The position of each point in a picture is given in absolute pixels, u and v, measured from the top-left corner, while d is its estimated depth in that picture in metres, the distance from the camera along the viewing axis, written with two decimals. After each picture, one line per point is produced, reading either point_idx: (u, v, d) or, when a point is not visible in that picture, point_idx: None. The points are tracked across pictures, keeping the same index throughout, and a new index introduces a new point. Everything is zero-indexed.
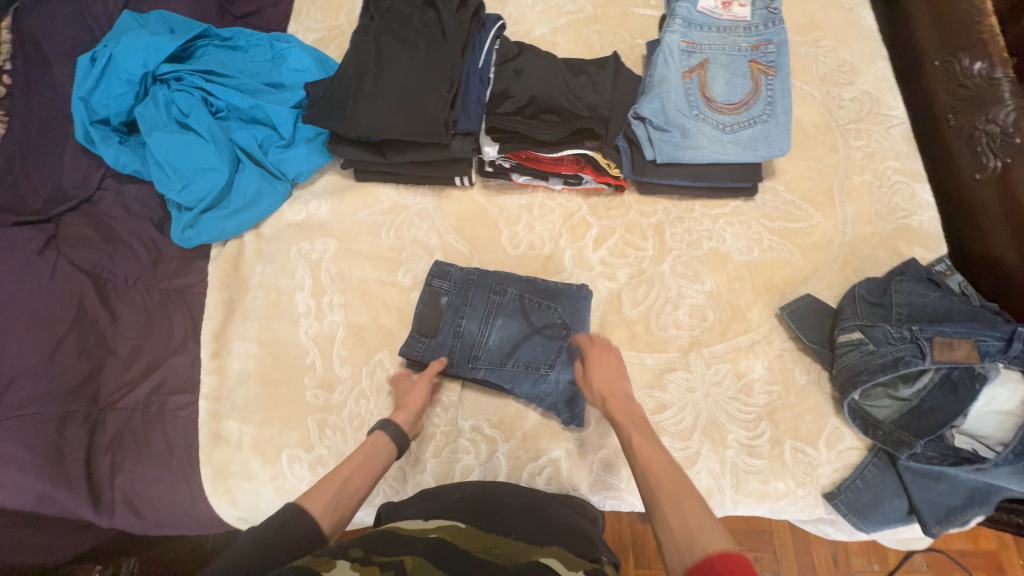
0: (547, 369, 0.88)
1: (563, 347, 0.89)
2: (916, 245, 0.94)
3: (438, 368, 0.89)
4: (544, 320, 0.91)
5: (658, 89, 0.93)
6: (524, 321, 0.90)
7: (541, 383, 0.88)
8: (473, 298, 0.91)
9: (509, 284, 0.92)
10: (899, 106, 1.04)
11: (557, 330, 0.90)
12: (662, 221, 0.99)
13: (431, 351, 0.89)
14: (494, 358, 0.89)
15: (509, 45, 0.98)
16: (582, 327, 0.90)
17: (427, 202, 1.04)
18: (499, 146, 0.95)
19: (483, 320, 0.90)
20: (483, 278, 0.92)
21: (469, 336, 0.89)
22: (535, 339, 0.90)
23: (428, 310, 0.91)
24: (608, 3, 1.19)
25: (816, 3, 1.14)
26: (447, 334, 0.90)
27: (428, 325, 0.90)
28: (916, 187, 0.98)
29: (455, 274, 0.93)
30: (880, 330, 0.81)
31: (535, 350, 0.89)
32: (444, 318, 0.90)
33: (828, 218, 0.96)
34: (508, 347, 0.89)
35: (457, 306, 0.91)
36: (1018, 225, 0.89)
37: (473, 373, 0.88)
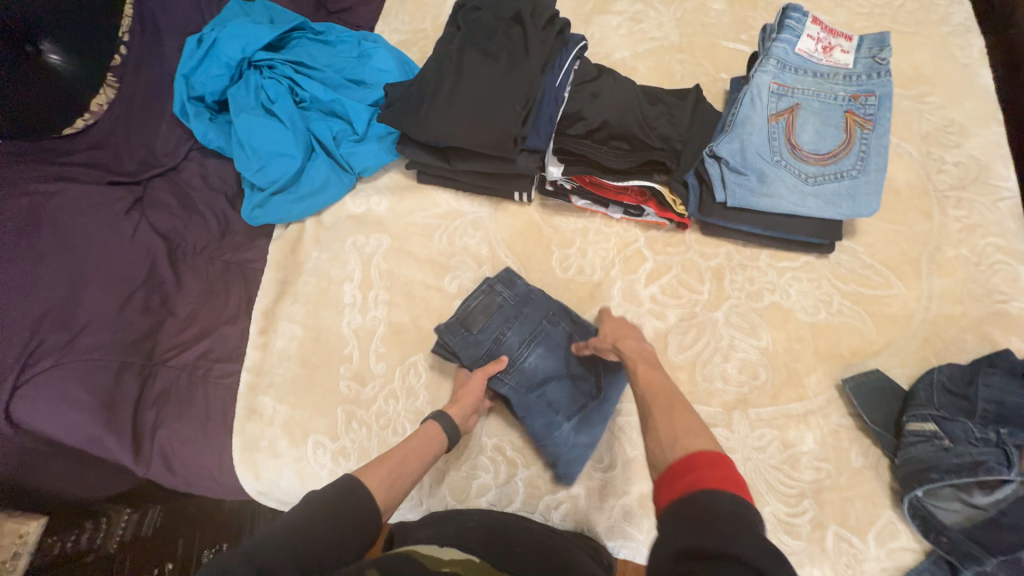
0: (566, 417, 0.84)
1: (590, 404, 0.85)
2: (1012, 334, 0.84)
3: (465, 363, 0.86)
4: (581, 370, 0.88)
5: (740, 129, 0.89)
6: (563, 360, 0.88)
7: (553, 428, 0.84)
8: (526, 316, 0.89)
9: (563, 317, 0.90)
10: (1011, 178, 0.94)
11: (590, 385, 0.86)
12: (722, 266, 0.94)
13: (465, 343, 0.87)
14: (522, 380, 0.86)
15: (589, 67, 0.97)
16: (614, 395, 0.86)
17: (483, 213, 1.04)
18: (565, 168, 0.94)
19: (526, 341, 0.88)
20: (541, 301, 0.90)
21: (507, 349, 0.87)
22: (565, 385, 0.86)
23: (479, 304, 0.90)
24: (696, 33, 1.15)
25: (927, 56, 1.05)
26: (487, 336, 0.88)
27: (473, 320, 0.89)
28: (1020, 270, 0.87)
29: (517, 285, 0.91)
30: (959, 426, 0.73)
31: (560, 394, 0.86)
32: (491, 319, 0.89)
33: (911, 290, 0.88)
34: (536, 377, 0.86)
35: (508, 314, 0.89)
36: None
37: (493, 386, 0.85)
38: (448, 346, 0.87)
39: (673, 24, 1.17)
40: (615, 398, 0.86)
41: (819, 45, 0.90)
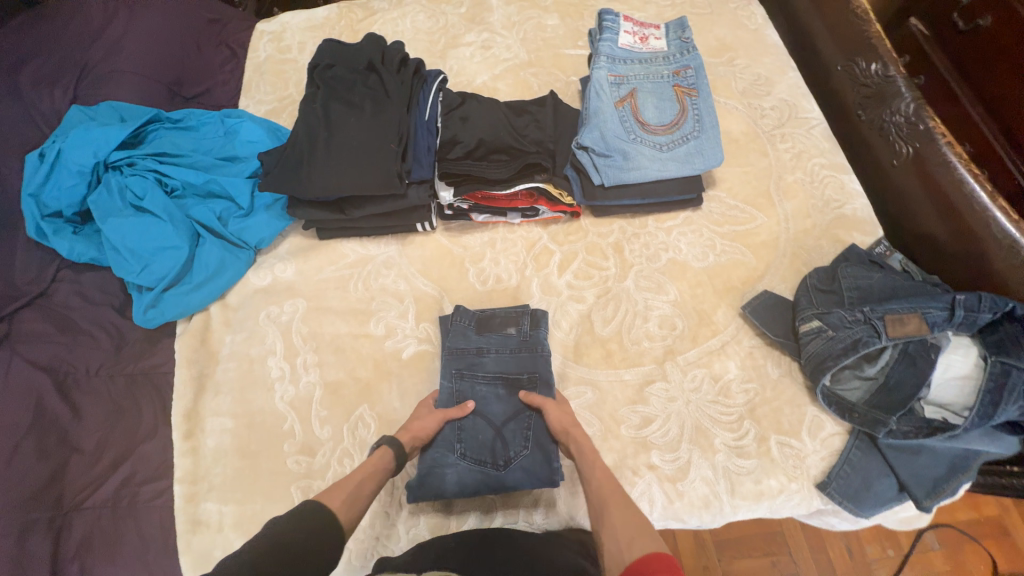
0: (466, 451, 0.85)
1: (488, 467, 0.85)
2: (854, 231, 1.00)
3: (445, 346, 0.92)
4: (511, 439, 0.86)
5: (595, 119, 1.00)
6: (509, 416, 0.88)
7: (449, 451, 0.85)
8: (517, 358, 0.91)
9: (540, 387, 0.89)
10: (814, 109, 1.14)
11: (502, 455, 0.85)
12: (620, 240, 1.04)
13: (461, 333, 0.93)
14: (468, 394, 0.89)
15: (452, 95, 1.05)
16: (509, 480, 0.84)
17: (392, 251, 1.06)
18: (455, 190, 1.00)
19: (496, 374, 0.90)
20: (541, 357, 0.91)
21: (480, 365, 0.91)
22: (486, 433, 0.87)
23: (498, 317, 0.95)
24: (540, 48, 1.28)
25: (725, 28, 1.26)
26: (476, 342, 0.92)
27: (483, 325, 0.94)
28: (844, 179, 1.06)
29: (533, 329, 0.93)
30: (835, 316, 0.85)
31: (475, 438, 0.86)
32: (495, 336, 0.93)
33: (770, 217, 1.03)
34: (476, 404, 0.88)
35: (506, 344, 0.92)
36: (938, 200, 1.01)
37: (448, 378, 0.90)
38: (446, 326, 0.95)
39: (519, 44, 1.29)
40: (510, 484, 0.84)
41: (636, 37, 1.05)
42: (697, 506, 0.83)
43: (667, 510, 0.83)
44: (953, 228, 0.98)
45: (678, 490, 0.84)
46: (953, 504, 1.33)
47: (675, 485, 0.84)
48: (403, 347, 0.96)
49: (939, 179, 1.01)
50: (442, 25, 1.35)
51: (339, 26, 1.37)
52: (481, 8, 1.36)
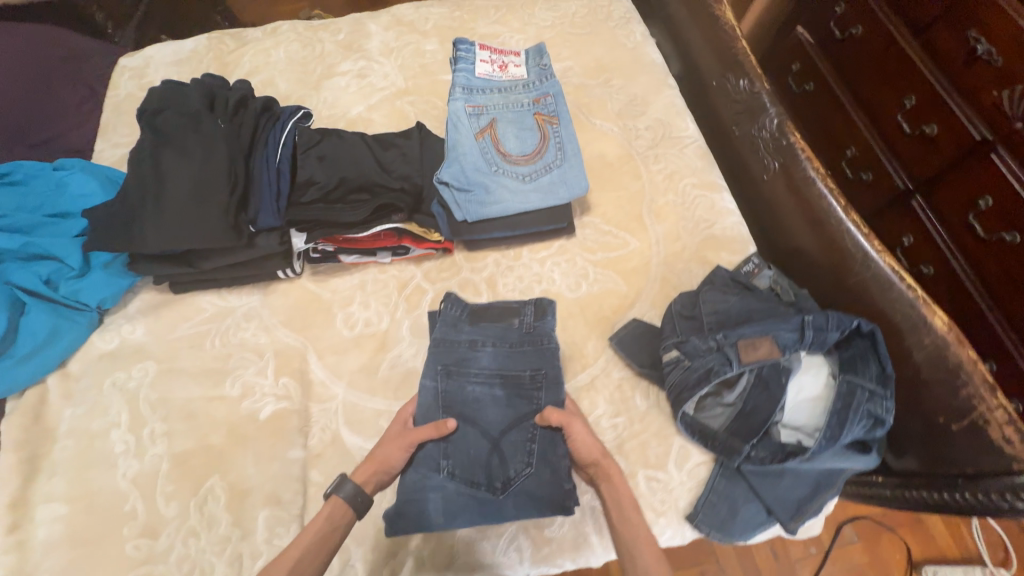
0: (455, 471, 0.81)
1: (483, 490, 0.80)
2: (722, 251, 1.00)
3: (435, 339, 0.89)
4: (509, 456, 0.82)
5: (454, 153, 0.97)
6: (510, 424, 0.84)
7: (435, 472, 0.81)
8: (520, 353, 0.88)
9: (544, 388, 0.85)
10: (688, 128, 1.14)
11: (501, 476, 0.81)
12: (493, 273, 1.01)
13: (453, 323, 0.90)
14: (463, 397, 0.85)
15: (309, 133, 1.00)
16: (509, 509, 0.79)
17: (253, 301, 0.99)
18: (307, 236, 0.93)
19: (493, 372, 0.87)
20: (546, 351, 0.88)
21: (473, 362, 0.87)
22: (482, 448, 0.83)
23: (495, 312, 0.93)
24: (418, 74, 1.25)
25: (602, 49, 1.25)
26: (469, 336, 0.89)
27: (476, 319, 0.92)
28: (714, 198, 1.06)
29: (536, 320, 0.90)
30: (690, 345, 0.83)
31: (467, 454, 0.82)
32: (491, 328, 0.90)
33: (642, 241, 1.02)
34: (470, 408, 0.85)
35: (505, 337, 0.90)
36: (812, 217, 0.99)
37: (437, 377, 0.86)
38: (439, 315, 0.93)
39: (396, 71, 1.25)
40: (507, 507, 0.79)
41: (494, 65, 1.04)
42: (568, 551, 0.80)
43: (536, 558, 0.80)
44: (823, 241, 0.97)
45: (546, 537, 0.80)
46: None
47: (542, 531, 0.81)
48: (260, 408, 0.89)
49: (803, 192, 1.01)
50: (318, 53, 1.29)
51: (206, 58, 1.29)
52: (359, 34, 1.31)
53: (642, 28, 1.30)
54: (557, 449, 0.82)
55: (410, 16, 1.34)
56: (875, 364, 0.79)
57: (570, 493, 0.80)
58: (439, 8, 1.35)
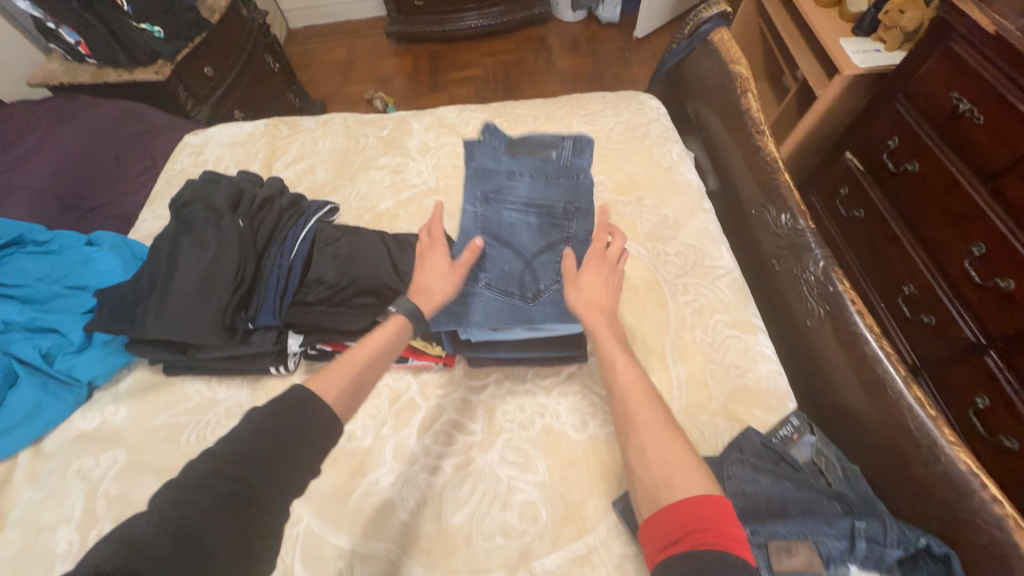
0: (492, 283, 0.89)
1: (515, 299, 0.89)
2: (755, 407, 0.88)
3: (475, 167, 0.95)
4: (541, 273, 0.90)
5: None
6: (543, 242, 0.91)
7: (474, 282, 0.90)
8: (556, 184, 0.94)
9: (576, 218, 0.93)
10: (722, 257, 1.07)
11: (532, 289, 0.89)
12: (493, 397, 0.93)
13: (493, 152, 0.97)
14: (501, 218, 0.92)
15: (329, 230, 1.01)
16: (542, 315, 0.87)
17: (241, 395, 0.95)
18: (304, 337, 0.91)
19: (530, 198, 0.93)
20: (580, 183, 0.95)
21: (511, 190, 0.93)
22: (515, 265, 0.90)
23: (534, 148, 1.00)
24: (450, 174, 1.27)
25: (637, 166, 1.24)
26: (509, 168, 0.95)
27: (516, 154, 0.98)
28: (748, 340, 0.95)
29: (571, 158, 0.96)
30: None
31: (503, 269, 0.90)
32: (529, 161, 0.96)
33: (662, 381, 0.91)
34: (506, 231, 0.91)
35: (542, 172, 0.95)
36: (866, 383, 0.84)
37: (476, 202, 0.92)
38: (479, 146, 0.97)
39: (430, 170, 1.29)
40: (537, 313, 0.87)
41: None
42: None
43: None
44: (883, 414, 0.81)
45: None
46: None
47: None
48: None
49: (855, 348, 0.87)
50: (361, 146, 1.36)
51: (259, 142, 1.38)
52: (402, 132, 1.38)
53: (679, 147, 1.28)
54: None
55: (453, 118, 1.40)
56: None
57: None
58: (480, 114, 1.41)
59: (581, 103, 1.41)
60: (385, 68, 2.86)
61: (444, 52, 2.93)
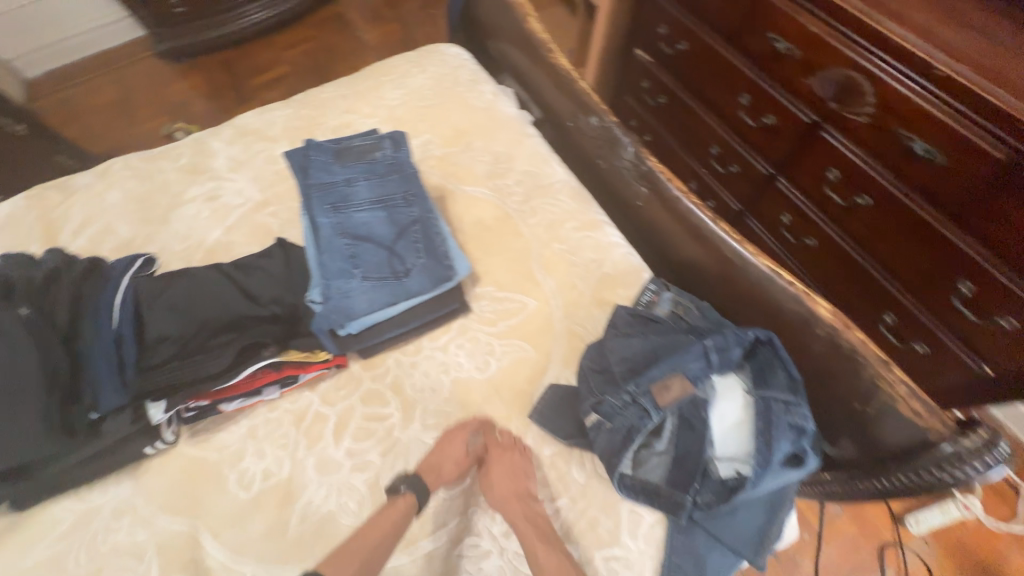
0: (367, 274, 0.88)
1: (390, 280, 0.89)
2: (617, 288, 1.00)
3: (312, 183, 0.92)
4: (404, 253, 0.91)
5: (318, 269, 0.88)
6: (395, 230, 0.91)
7: (351, 278, 0.87)
8: (390, 180, 0.95)
9: (419, 203, 0.94)
10: (556, 172, 1.16)
11: (402, 267, 0.90)
12: (396, 376, 0.93)
13: (324, 165, 0.94)
14: (351, 222, 0.90)
15: (152, 283, 0.91)
16: (420, 284, 0.90)
17: (121, 491, 0.84)
18: (168, 402, 0.82)
19: (373, 199, 0.93)
20: (410, 175, 0.96)
21: (354, 196, 0.92)
22: (380, 253, 0.90)
23: (358, 148, 0.98)
24: (275, 182, 1.18)
25: (458, 115, 1.26)
26: (343, 174, 0.94)
27: (344, 157, 0.96)
28: (597, 235, 1.06)
29: (396, 150, 0.97)
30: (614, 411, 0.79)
31: (371, 259, 0.89)
32: (359, 163, 0.96)
33: (539, 298, 0.98)
34: (362, 232, 0.90)
35: (373, 170, 0.95)
36: (692, 231, 1.01)
37: (324, 215, 0.90)
38: (303, 163, 0.94)
39: (251, 184, 1.18)
40: (413, 285, 0.89)
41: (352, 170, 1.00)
42: None
43: None
44: (709, 250, 0.98)
45: None
46: None
47: None
48: None
49: (676, 207, 1.03)
50: (161, 184, 1.19)
51: (28, 219, 1.14)
52: (203, 155, 1.24)
53: (489, 86, 1.32)
54: (440, 238, 0.94)
55: (256, 123, 1.29)
56: (781, 371, 0.80)
57: (456, 264, 0.93)
58: (285, 110, 1.31)
59: (385, 70, 1.38)
60: (173, 94, 2.47)
61: (236, 57, 2.61)
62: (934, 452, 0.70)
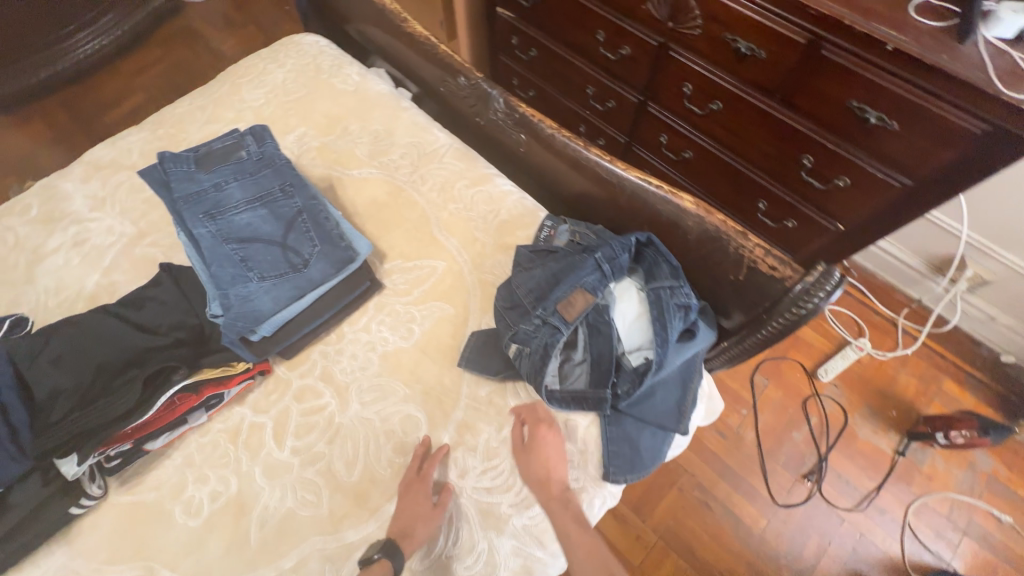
0: (265, 274, 0.87)
1: (291, 275, 0.88)
2: (517, 231, 1.05)
3: (178, 196, 0.89)
4: (298, 245, 0.90)
5: (211, 283, 0.86)
6: (282, 225, 0.90)
7: (248, 282, 0.86)
8: (262, 175, 0.94)
9: (299, 192, 0.94)
10: (438, 137, 1.18)
11: (299, 259, 0.89)
12: (325, 366, 0.94)
13: (187, 176, 0.90)
14: (231, 227, 0.88)
15: (27, 342, 0.83)
16: (322, 271, 0.90)
17: (55, 560, 0.79)
18: (79, 454, 0.77)
19: (249, 198, 0.91)
20: (282, 167, 0.95)
21: (228, 199, 0.90)
22: (272, 251, 0.89)
23: (220, 152, 0.95)
24: (147, 210, 1.11)
25: (328, 102, 1.24)
26: (211, 180, 0.91)
27: (207, 164, 0.93)
28: (488, 187, 1.10)
29: (260, 145, 0.96)
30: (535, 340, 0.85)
31: (265, 259, 0.88)
32: (226, 166, 0.93)
33: (447, 258, 1.02)
34: (247, 234, 0.88)
35: (242, 169, 0.94)
36: (571, 163, 1.08)
37: (200, 225, 0.87)
38: (163, 178, 0.90)
39: (121, 218, 1.10)
40: (315, 273, 0.89)
41: None
42: None
43: None
44: (589, 177, 1.05)
45: None
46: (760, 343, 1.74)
47: None
48: None
49: (553, 144, 1.10)
50: (13, 242, 1.08)
51: None
52: (56, 200, 1.13)
53: (354, 67, 1.30)
54: (331, 222, 0.94)
55: (108, 154, 1.18)
56: (664, 263, 0.90)
57: (354, 244, 0.94)
58: (138, 134, 1.21)
59: (240, 72, 1.31)
60: (10, 149, 2.18)
61: (76, 93, 2.33)
62: (790, 295, 0.83)
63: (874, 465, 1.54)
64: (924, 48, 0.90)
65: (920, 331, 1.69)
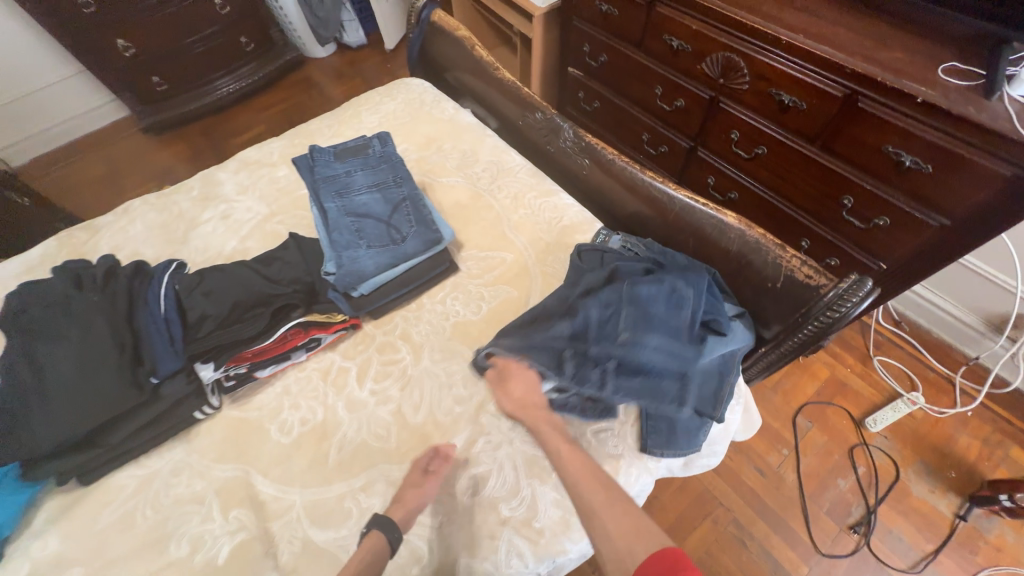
0: (371, 244, 1.07)
1: (391, 247, 1.08)
2: (576, 235, 1.21)
3: (316, 178, 1.14)
4: (399, 225, 1.11)
5: (329, 246, 1.07)
6: (389, 208, 1.13)
7: (358, 247, 1.06)
8: (380, 169, 1.18)
9: (405, 185, 1.17)
10: (514, 158, 1.40)
11: (398, 235, 1.10)
12: (404, 328, 1.11)
13: (327, 163, 1.17)
14: (351, 204, 1.11)
15: (187, 278, 1.06)
16: (415, 246, 1.09)
17: (176, 454, 0.96)
18: (214, 363, 0.98)
19: (368, 185, 1.15)
20: (396, 165, 1.20)
21: (353, 183, 1.14)
22: (378, 226, 1.10)
23: (352, 149, 1.21)
24: (279, 198, 1.38)
25: (427, 127, 1.51)
26: (343, 169, 1.17)
27: (342, 156, 1.19)
28: (554, 199, 1.29)
29: (383, 147, 1.22)
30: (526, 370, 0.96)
31: (372, 231, 1.09)
32: (354, 160, 1.19)
33: (514, 251, 1.20)
34: (363, 211, 1.11)
35: (365, 163, 1.19)
36: (626, 184, 1.25)
37: (330, 201, 1.11)
38: (310, 164, 1.17)
39: (258, 202, 1.38)
40: (409, 248, 1.09)
41: None
42: (559, 531, 0.86)
43: (537, 551, 0.85)
44: (642, 196, 1.22)
45: (538, 529, 0.86)
46: (803, 384, 1.74)
47: (533, 525, 0.86)
48: (216, 552, 0.85)
49: (613, 168, 1.29)
50: (177, 213, 1.38)
51: (61, 256, 1.28)
52: (212, 185, 1.43)
53: (451, 103, 1.59)
54: (426, 211, 1.15)
55: (255, 155, 1.50)
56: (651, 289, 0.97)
57: (441, 230, 1.14)
58: (279, 142, 1.53)
59: (360, 102, 1.64)
60: (159, 162, 2.68)
61: (216, 123, 2.87)
62: (824, 300, 0.92)
63: (930, 525, 1.45)
64: (951, 101, 1.03)
65: (979, 391, 1.65)
